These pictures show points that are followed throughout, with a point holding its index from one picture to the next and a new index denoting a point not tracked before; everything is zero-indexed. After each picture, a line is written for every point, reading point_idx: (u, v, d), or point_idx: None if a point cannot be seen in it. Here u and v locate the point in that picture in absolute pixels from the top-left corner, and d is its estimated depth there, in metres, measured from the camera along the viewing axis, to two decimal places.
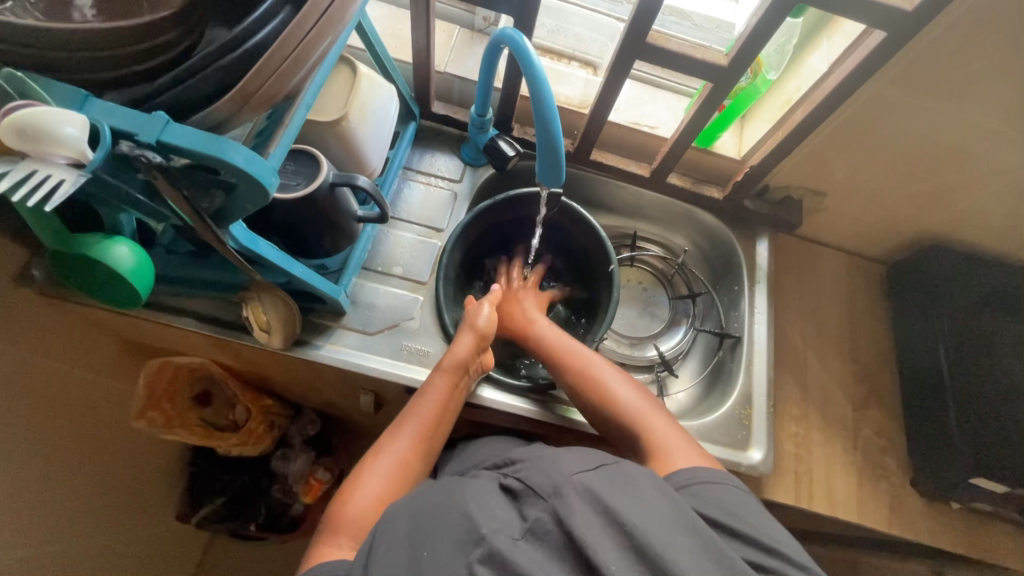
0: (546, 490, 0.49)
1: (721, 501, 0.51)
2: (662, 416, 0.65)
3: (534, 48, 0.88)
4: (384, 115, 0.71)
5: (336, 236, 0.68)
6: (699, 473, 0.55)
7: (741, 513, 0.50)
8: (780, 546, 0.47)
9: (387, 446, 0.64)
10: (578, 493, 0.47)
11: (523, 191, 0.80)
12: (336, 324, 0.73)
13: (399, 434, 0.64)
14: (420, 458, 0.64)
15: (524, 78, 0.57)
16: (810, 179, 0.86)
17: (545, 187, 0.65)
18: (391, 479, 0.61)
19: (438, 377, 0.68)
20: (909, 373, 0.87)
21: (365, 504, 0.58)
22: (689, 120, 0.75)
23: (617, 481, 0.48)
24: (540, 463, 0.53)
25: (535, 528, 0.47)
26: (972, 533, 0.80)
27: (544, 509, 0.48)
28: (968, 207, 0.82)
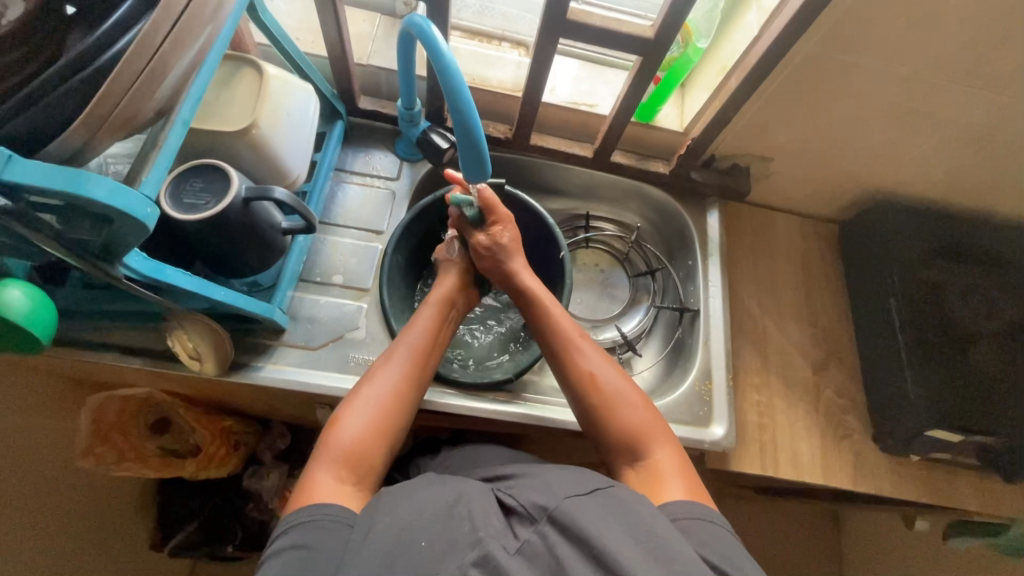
0: (541, 505, 0.47)
1: (723, 550, 0.47)
2: (667, 439, 0.59)
3: (460, 31, 0.84)
4: (302, 118, 0.67)
5: (262, 252, 0.64)
6: (693, 510, 0.51)
7: (735, 559, 0.47)
8: None
9: (381, 370, 0.61)
10: (576, 509, 0.45)
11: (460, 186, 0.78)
12: (277, 342, 0.70)
13: (391, 359, 0.62)
14: (415, 382, 0.62)
15: (434, 69, 0.53)
16: (754, 146, 0.85)
17: (474, 182, 0.62)
18: (387, 402, 0.59)
19: (424, 311, 0.68)
20: (865, 331, 0.88)
21: (360, 428, 0.56)
22: (624, 96, 0.72)
23: (619, 505, 0.46)
24: (540, 480, 0.51)
25: (525, 548, 0.44)
26: (933, 481, 0.82)
27: (534, 528, 0.46)
28: (911, 159, 0.82)
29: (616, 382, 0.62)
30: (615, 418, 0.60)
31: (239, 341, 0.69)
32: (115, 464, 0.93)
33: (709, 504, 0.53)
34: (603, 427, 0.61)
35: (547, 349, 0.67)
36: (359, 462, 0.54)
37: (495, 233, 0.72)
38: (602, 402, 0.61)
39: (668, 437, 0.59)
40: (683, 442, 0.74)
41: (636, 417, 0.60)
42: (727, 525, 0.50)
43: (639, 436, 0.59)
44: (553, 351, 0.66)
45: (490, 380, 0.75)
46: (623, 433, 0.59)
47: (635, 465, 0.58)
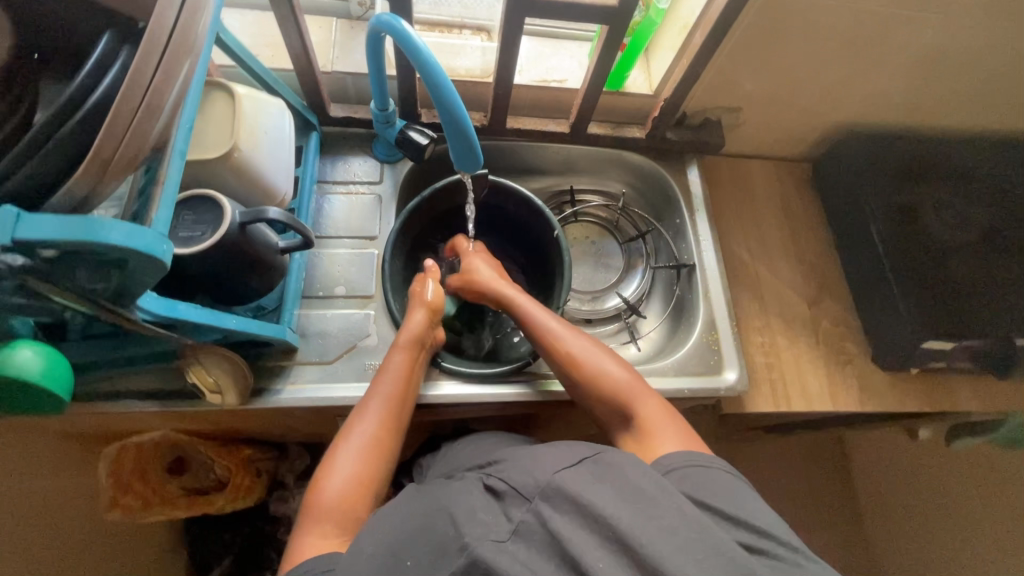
0: (530, 485, 0.49)
1: (715, 490, 0.50)
2: (645, 395, 0.63)
3: (420, 24, 0.83)
4: (279, 134, 0.66)
5: (263, 275, 0.63)
6: (679, 458, 0.54)
7: (730, 497, 0.49)
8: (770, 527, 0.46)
9: (355, 427, 0.61)
10: (560, 493, 0.46)
11: (445, 180, 0.78)
12: (291, 361, 0.70)
13: (365, 414, 0.62)
14: (393, 432, 0.62)
15: (413, 65, 0.54)
16: (723, 98, 0.87)
17: (465, 173, 0.63)
18: (365, 458, 0.59)
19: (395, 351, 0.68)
20: (850, 260, 0.92)
21: (342, 486, 0.56)
22: (595, 67, 0.73)
23: (606, 475, 0.47)
24: (521, 462, 0.52)
25: (521, 528, 0.46)
26: (932, 390, 0.87)
27: (528, 507, 0.47)
28: (872, 88, 0.85)
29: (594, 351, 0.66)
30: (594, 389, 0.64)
31: (253, 367, 0.69)
32: (142, 513, 0.91)
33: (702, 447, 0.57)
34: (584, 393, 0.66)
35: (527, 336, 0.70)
36: (349, 518, 0.55)
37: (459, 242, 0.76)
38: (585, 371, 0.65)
39: (656, 393, 0.63)
40: (699, 393, 0.76)
41: (618, 379, 0.64)
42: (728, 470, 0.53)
43: (625, 395, 0.63)
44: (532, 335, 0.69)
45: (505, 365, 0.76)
46: (614, 400, 0.63)
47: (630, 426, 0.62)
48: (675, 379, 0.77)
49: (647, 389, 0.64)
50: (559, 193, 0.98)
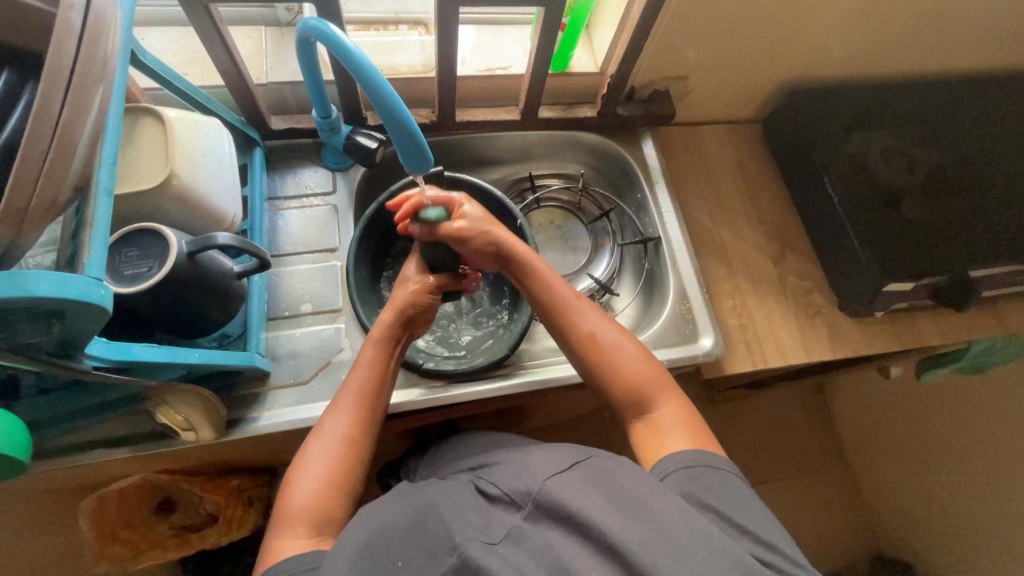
0: (523, 492, 0.50)
1: (723, 495, 0.51)
2: (666, 387, 0.61)
3: (354, 25, 0.80)
4: (219, 155, 0.63)
5: (222, 303, 0.61)
6: (689, 458, 0.55)
7: (737, 505, 0.50)
8: (775, 539, 0.48)
9: (328, 426, 0.59)
10: (553, 498, 0.47)
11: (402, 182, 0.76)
12: (265, 387, 0.68)
13: (337, 411, 0.60)
14: (365, 430, 0.59)
15: (347, 69, 0.52)
16: (668, 68, 0.87)
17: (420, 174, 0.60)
18: (337, 457, 0.57)
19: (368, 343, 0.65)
20: (809, 214, 0.94)
21: (313, 487, 0.54)
22: (538, 51, 0.72)
23: (598, 480, 0.48)
24: (514, 466, 0.53)
25: (513, 534, 0.47)
26: (899, 330, 0.90)
27: (521, 515, 0.48)
28: (812, 43, 0.86)
29: (616, 337, 0.64)
30: (615, 369, 0.62)
31: (225, 399, 0.66)
32: (132, 559, 0.91)
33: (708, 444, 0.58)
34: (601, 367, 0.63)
35: (546, 317, 0.67)
36: (321, 520, 0.53)
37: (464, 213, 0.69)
38: (604, 358, 0.63)
39: (673, 390, 0.62)
40: (677, 363, 0.77)
41: (637, 370, 0.62)
42: (744, 486, 0.53)
43: (643, 387, 0.61)
44: (548, 313, 0.66)
45: (485, 361, 0.76)
46: (629, 390, 0.61)
47: (640, 419, 0.61)
48: (653, 352, 0.78)
49: (670, 381, 0.62)
50: (519, 181, 0.97)
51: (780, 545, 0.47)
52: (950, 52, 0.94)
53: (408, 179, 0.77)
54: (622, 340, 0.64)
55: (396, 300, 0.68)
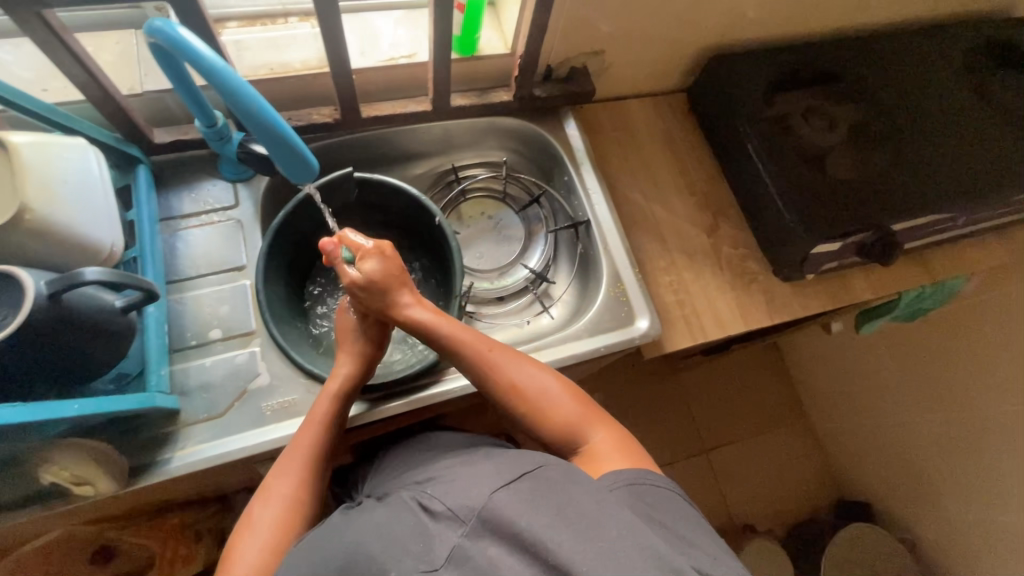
0: (467, 506, 0.47)
1: (672, 511, 0.50)
2: (596, 418, 0.61)
3: (236, 21, 0.73)
4: (84, 178, 0.57)
5: (109, 343, 0.56)
6: (627, 477, 0.53)
7: (686, 523, 0.49)
8: (722, 555, 0.47)
9: (274, 487, 0.57)
10: (500, 515, 0.45)
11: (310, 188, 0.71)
12: (176, 425, 0.63)
13: (284, 471, 0.58)
14: (313, 490, 0.59)
15: (199, 74, 0.45)
16: (582, 43, 0.84)
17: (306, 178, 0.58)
18: (283, 525, 0.56)
19: (323, 394, 0.63)
20: (737, 183, 0.93)
21: (256, 558, 0.53)
22: (437, 35, 0.68)
23: (548, 491, 0.47)
24: (460, 484, 0.50)
25: (455, 555, 0.44)
26: (833, 289, 0.91)
27: (463, 532, 0.45)
28: (725, 7, 0.84)
29: (538, 379, 0.62)
30: (542, 415, 0.60)
31: (131, 444, 0.61)
32: None
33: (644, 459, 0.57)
34: (526, 417, 0.61)
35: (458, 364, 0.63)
36: None
37: (366, 267, 0.64)
38: (529, 403, 0.61)
39: (602, 419, 0.61)
40: (614, 347, 0.76)
41: (565, 407, 0.61)
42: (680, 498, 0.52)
43: (569, 425, 0.60)
44: (466, 365, 0.63)
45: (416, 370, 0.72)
46: (558, 431, 0.60)
47: (577, 454, 0.60)
48: (589, 340, 0.76)
49: (600, 410, 0.62)
50: (444, 173, 0.92)
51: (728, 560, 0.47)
52: (863, 6, 0.93)
53: (315, 184, 0.71)
54: (542, 379, 0.62)
55: (350, 347, 0.66)
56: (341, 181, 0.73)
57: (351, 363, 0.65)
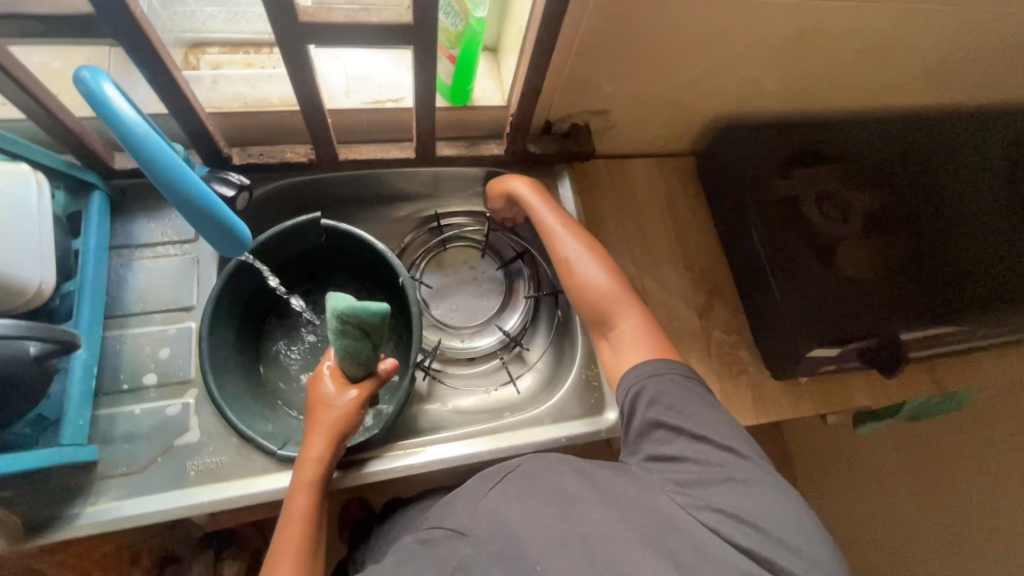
0: (465, 520, 0.53)
1: (685, 408, 0.56)
2: (632, 307, 0.66)
3: (218, 47, 0.70)
4: (18, 211, 0.54)
5: (23, 393, 0.52)
6: (633, 379, 0.60)
7: (691, 410, 0.56)
8: (732, 442, 0.53)
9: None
10: (493, 513, 0.52)
11: (272, 231, 0.66)
12: (92, 477, 0.59)
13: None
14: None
15: (111, 133, 0.41)
16: (585, 101, 0.78)
17: (232, 252, 0.52)
18: None
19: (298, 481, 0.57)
20: (738, 263, 0.87)
21: None
22: (419, 87, 0.62)
23: (530, 485, 0.53)
24: (449, 506, 0.56)
25: (461, 562, 0.49)
26: (829, 391, 0.84)
27: (466, 540, 0.51)
28: (741, 77, 0.79)
29: (591, 269, 0.69)
30: (584, 295, 0.69)
31: None
32: None
33: (672, 354, 0.62)
34: (580, 300, 0.69)
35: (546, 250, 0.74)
36: None
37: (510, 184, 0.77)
38: (578, 283, 0.69)
39: (636, 305, 0.67)
40: (579, 439, 0.69)
41: (602, 289, 0.68)
42: (654, 386, 0.58)
43: (606, 312, 0.67)
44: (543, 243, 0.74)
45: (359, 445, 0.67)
46: (595, 310, 0.68)
47: (607, 338, 0.67)
48: (552, 428, 0.70)
49: (637, 303, 0.67)
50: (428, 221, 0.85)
51: (740, 447, 0.53)
52: (896, 88, 0.86)
53: (276, 228, 0.67)
54: (592, 270, 0.69)
55: (322, 424, 0.59)
56: (306, 226, 0.69)
57: (324, 442, 0.58)
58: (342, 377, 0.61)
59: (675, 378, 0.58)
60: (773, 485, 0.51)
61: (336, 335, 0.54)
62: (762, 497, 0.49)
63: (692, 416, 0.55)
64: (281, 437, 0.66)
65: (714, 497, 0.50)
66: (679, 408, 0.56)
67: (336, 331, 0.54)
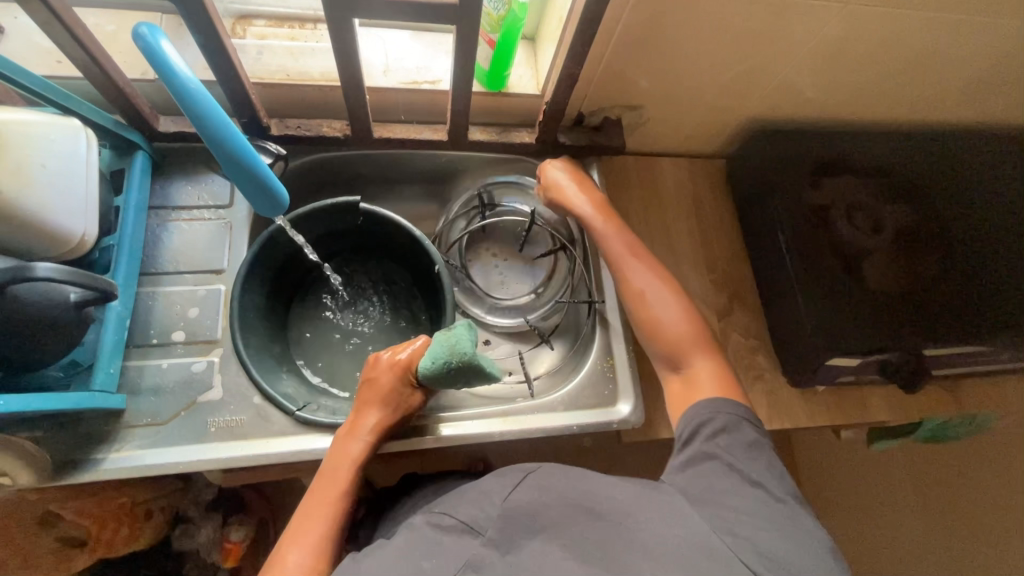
0: (482, 518, 0.51)
1: (746, 454, 0.52)
2: (705, 350, 0.62)
3: (264, 20, 0.72)
4: (68, 163, 0.55)
5: (62, 338, 0.54)
6: (700, 413, 0.56)
7: (753, 458, 0.52)
8: (787, 495, 0.49)
9: (286, 556, 0.53)
10: (514, 516, 0.50)
11: (318, 205, 0.68)
12: (118, 425, 0.61)
13: (299, 538, 0.54)
14: (329, 561, 0.54)
15: (168, 91, 0.43)
16: (619, 96, 0.79)
17: (274, 210, 0.56)
18: None
19: (346, 454, 0.60)
20: (762, 267, 0.86)
21: None
22: (457, 71, 0.63)
23: (550, 486, 0.52)
24: (467, 498, 0.54)
25: (472, 562, 0.47)
26: (847, 403, 0.83)
27: (481, 541, 0.49)
28: (778, 81, 0.78)
29: (662, 299, 0.66)
30: (656, 332, 0.65)
31: (70, 436, 0.60)
32: None
33: (738, 400, 0.58)
34: (647, 334, 0.66)
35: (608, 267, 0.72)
36: None
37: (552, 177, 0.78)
38: (651, 314, 0.66)
39: (714, 351, 0.63)
40: (589, 428, 0.70)
41: (674, 326, 0.64)
42: (717, 421, 0.55)
43: (682, 349, 0.63)
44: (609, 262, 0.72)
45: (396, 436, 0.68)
46: (666, 345, 0.64)
47: (677, 375, 0.63)
48: (564, 415, 0.70)
49: (712, 345, 0.63)
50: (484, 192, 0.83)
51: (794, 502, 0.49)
52: (939, 102, 0.85)
53: (317, 203, 0.69)
54: (662, 304, 0.66)
55: (379, 400, 0.63)
56: (345, 207, 0.71)
57: (375, 424, 0.62)
58: (408, 374, 0.65)
59: (735, 419, 0.55)
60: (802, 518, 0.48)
61: (449, 363, 0.62)
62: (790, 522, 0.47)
63: (751, 459, 0.52)
64: (301, 400, 0.67)
65: (755, 532, 0.45)
66: (736, 450, 0.52)
67: (449, 362, 0.62)
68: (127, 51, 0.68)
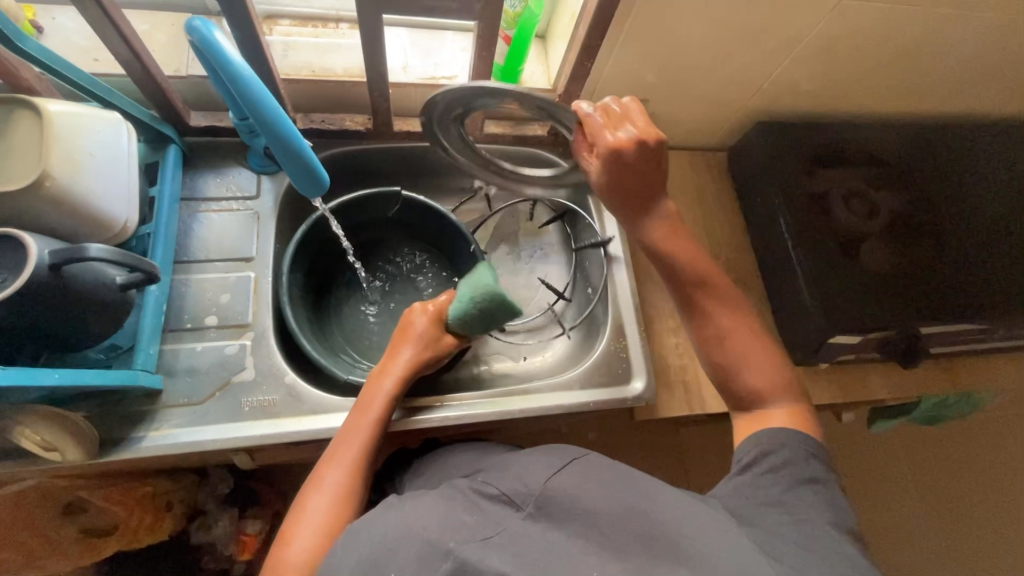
0: (524, 493, 0.51)
1: (804, 490, 0.51)
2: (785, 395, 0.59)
3: (291, 20, 0.75)
4: (111, 154, 0.58)
5: (105, 319, 0.57)
6: (768, 441, 0.55)
7: (813, 500, 0.50)
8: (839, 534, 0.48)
9: (325, 477, 0.57)
10: (560, 497, 0.49)
11: (369, 191, 0.74)
12: (155, 405, 0.64)
13: (336, 461, 0.58)
14: (363, 481, 0.58)
15: (227, 80, 0.47)
16: (627, 90, 0.83)
17: (313, 190, 0.60)
18: (334, 513, 0.54)
19: (380, 388, 0.63)
20: (764, 253, 0.90)
21: (309, 541, 0.52)
22: (477, 67, 0.67)
23: (594, 474, 0.51)
24: (511, 471, 0.54)
25: (506, 532, 0.47)
26: (849, 382, 0.87)
27: (523, 516, 0.49)
28: (778, 74, 0.82)
29: (740, 341, 0.60)
30: (732, 373, 0.60)
31: (109, 415, 0.62)
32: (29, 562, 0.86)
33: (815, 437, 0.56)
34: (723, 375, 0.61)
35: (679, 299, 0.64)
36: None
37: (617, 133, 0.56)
38: (729, 360, 0.60)
39: (793, 396, 0.59)
40: (605, 405, 0.73)
41: (753, 369, 0.59)
42: (777, 453, 0.54)
43: (760, 391, 0.58)
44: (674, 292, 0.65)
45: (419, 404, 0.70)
46: (741, 389, 0.60)
47: (749, 413, 0.59)
48: (580, 393, 0.73)
49: (794, 389, 0.59)
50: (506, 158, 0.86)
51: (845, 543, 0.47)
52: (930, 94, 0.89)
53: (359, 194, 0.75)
54: (744, 348, 0.60)
55: (409, 346, 0.66)
56: (387, 197, 0.77)
57: (407, 365, 0.65)
58: (439, 322, 0.68)
59: (799, 454, 0.53)
60: (833, 518, 0.49)
61: (473, 302, 0.65)
62: (808, 505, 0.50)
63: (806, 492, 0.51)
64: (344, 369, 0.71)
65: (795, 551, 0.45)
66: (796, 487, 0.51)
67: (475, 299, 0.65)
68: (161, 50, 0.72)
